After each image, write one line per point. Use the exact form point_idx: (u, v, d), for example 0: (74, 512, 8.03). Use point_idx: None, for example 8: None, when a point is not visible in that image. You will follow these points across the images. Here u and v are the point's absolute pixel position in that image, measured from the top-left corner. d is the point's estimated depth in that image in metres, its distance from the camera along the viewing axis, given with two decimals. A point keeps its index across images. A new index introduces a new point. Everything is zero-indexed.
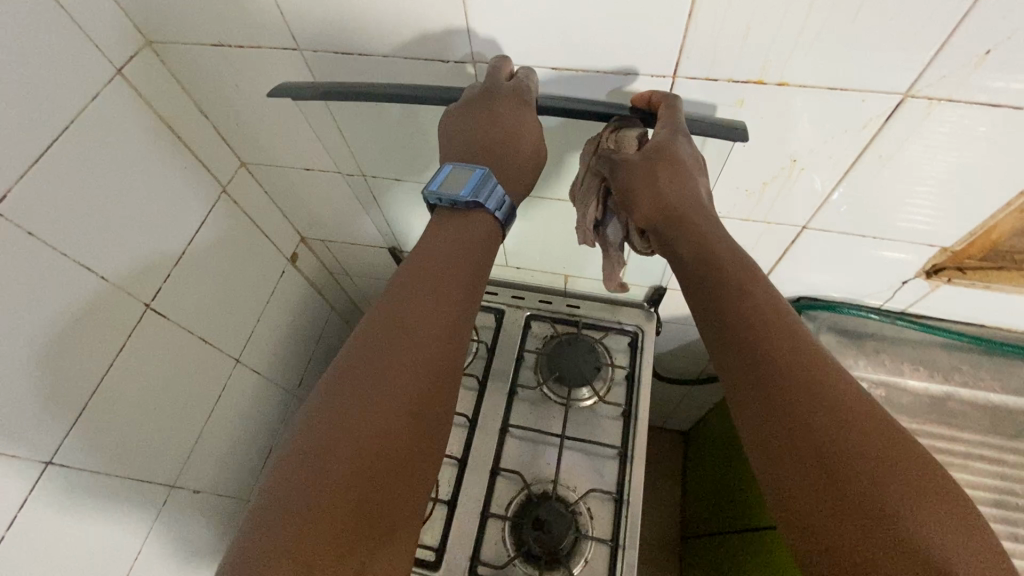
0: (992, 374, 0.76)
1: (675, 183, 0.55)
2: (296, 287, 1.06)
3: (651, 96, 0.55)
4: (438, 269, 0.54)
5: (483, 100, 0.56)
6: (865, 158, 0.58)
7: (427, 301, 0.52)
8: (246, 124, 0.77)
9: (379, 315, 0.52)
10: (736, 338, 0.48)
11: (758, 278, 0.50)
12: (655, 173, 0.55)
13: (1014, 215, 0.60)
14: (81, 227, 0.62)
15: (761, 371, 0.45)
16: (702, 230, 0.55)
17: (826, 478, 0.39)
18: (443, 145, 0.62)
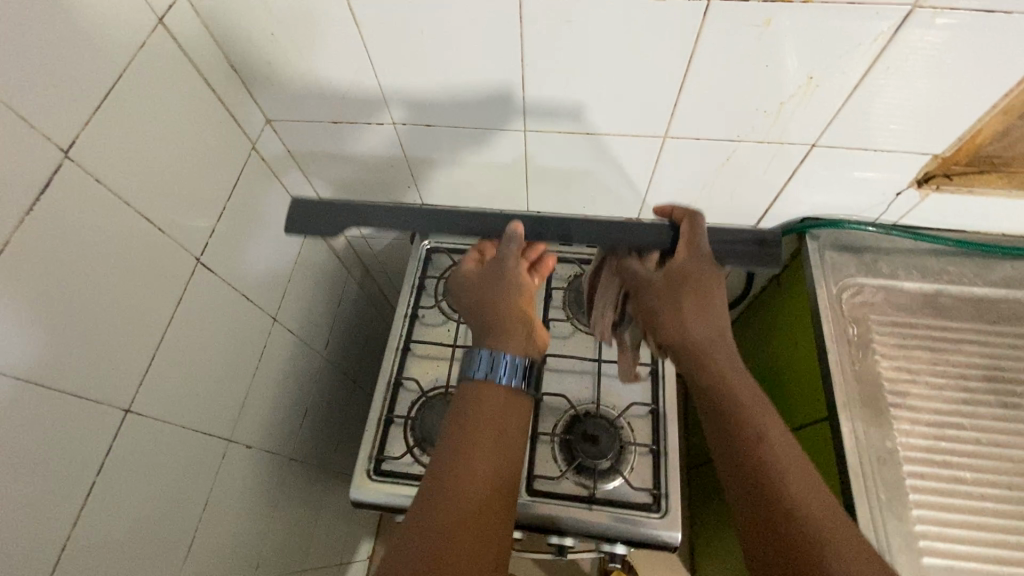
0: (973, 271, 0.86)
1: (694, 313, 0.74)
2: (317, 249, 1.07)
3: (673, 211, 0.84)
4: (484, 424, 0.63)
5: (492, 271, 0.82)
6: (873, 70, 0.65)
7: (482, 449, 0.61)
8: (279, 78, 0.79)
9: (438, 462, 0.60)
10: (724, 420, 0.65)
11: (770, 411, 0.64)
12: (680, 297, 0.75)
13: (997, 118, 0.69)
14: (140, 177, 0.63)
15: (734, 451, 0.62)
16: (716, 357, 0.70)
17: (776, 522, 0.56)
18: (459, 293, 0.83)
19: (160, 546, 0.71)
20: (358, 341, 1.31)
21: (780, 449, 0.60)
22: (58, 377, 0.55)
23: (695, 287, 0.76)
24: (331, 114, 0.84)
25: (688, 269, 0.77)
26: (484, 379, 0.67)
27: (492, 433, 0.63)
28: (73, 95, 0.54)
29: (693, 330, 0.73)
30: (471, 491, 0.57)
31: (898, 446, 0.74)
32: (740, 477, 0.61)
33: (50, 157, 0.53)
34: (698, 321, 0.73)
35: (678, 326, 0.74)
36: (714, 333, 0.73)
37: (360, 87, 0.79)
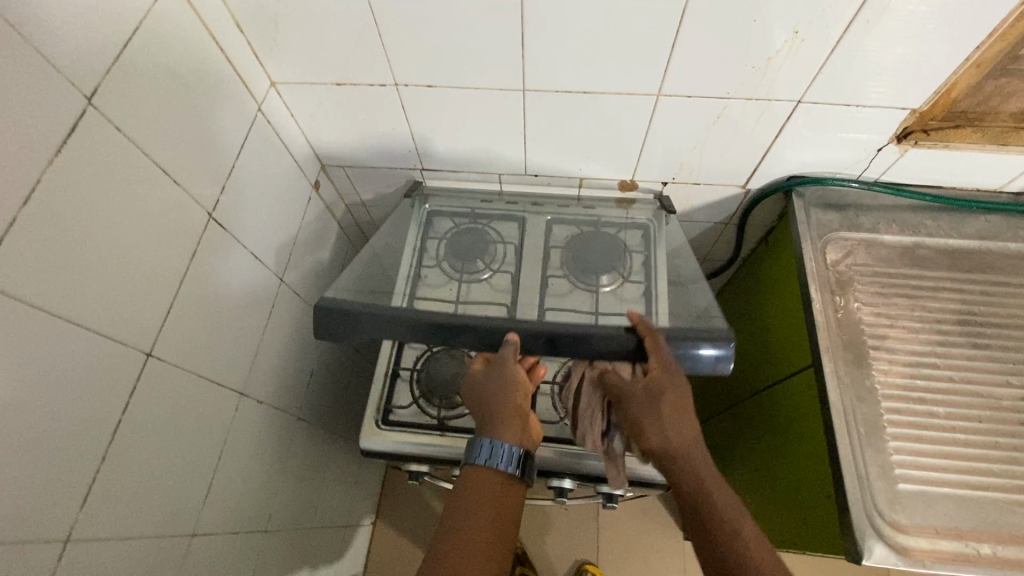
0: (948, 225, 0.92)
1: (674, 423, 0.70)
2: (320, 215, 1.10)
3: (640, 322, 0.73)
4: (491, 493, 0.71)
5: (498, 381, 0.76)
6: (856, 24, 0.68)
7: (487, 516, 0.68)
8: (284, 38, 0.81)
9: (449, 520, 0.68)
10: (707, 528, 0.67)
11: (727, 492, 0.69)
12: (659, 410, 0.70)
13: (970, 71, 0.74)
14: (156, 128, 0.66)
15: (721, 556, 0.66)
16: (698, 468, 0.70)
17: (721, 543, 0.66)
18: (471, 395, 0.79)
19: (181, 487, 0.75)
20: None
21: (748, 543, 0.66)
22: (88, 314, 0.58)
23: (674, 394, 0.70)
24: (335, 76, 0.87)
25: (675, 400, 0.70)
26: (487, 463, 0.72)
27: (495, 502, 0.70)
28: (94, 43, 0.57)
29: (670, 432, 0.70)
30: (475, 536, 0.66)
31: (876, 384, 0.79)
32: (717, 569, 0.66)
33: (74, 103, 0.55)
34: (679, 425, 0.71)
35: (660, 432, 0.70)
36: (692, 433, 0.72)
37: (365, 50, 0.81)
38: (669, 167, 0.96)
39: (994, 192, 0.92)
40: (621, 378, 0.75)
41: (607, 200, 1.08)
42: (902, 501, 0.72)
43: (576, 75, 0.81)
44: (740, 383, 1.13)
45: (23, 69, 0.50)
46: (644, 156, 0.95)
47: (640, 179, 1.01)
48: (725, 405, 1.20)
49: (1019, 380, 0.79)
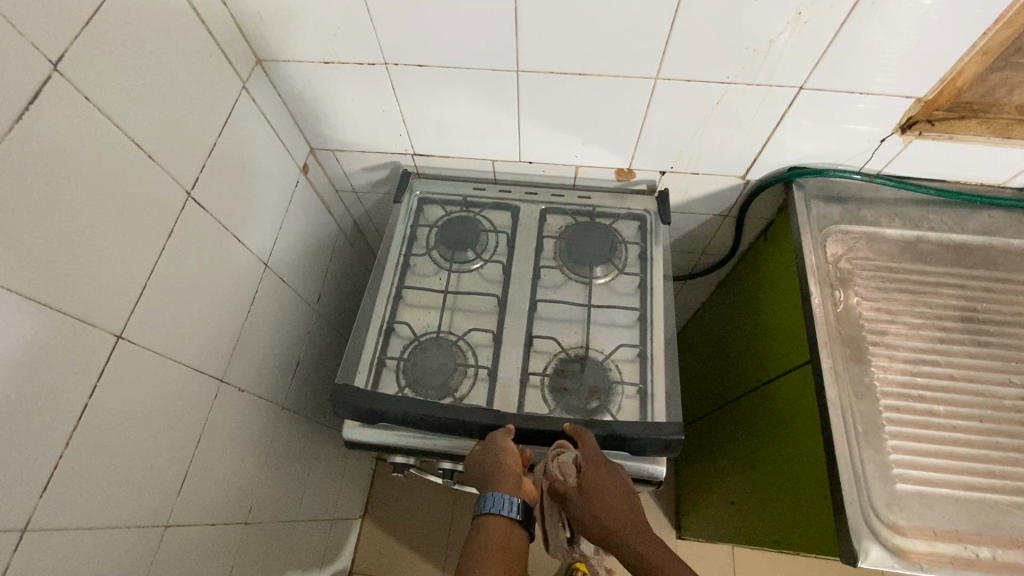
0: (952, 219, 0.89)
1: (609, 507, 0.69)
2: (308, 201, 1.07)
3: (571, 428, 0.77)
4: (502, 546, 0.67)
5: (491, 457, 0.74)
6: (862, 4, 0.66)
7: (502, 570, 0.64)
8: (270, 13, 0.78)
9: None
10: None
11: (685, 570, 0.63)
12: (592, 500, 0.69)
13: (976, 60, 0.72)
14: (130, 101, 0.63)
15: None
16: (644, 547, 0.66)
17: None
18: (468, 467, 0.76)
19: (153, 477, 0.72)
20: (348, 301, 1.31)
21: None
22: (51, 291, 0.55)
23: (600, 482, 0.71)
24: (323, 54, 0.84)
25: (601, 487, 0.70)
26: (497, 517, 0.69)
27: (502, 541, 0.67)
28: (60, 6, 0.54)
29: (600, 516, 0.69)
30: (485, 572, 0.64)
31: (875, 381, 0.77)
32: None
33: (38, 68, 0.52)
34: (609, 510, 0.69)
35: (591, 520, 0.69)
36: (632, 517, 0.69)
37: (353, 27, 0.78)
38: (666, 156, 0.94)
39: (998, 187, 0.90)
40: (560, 470, 0.73)
41: (603, 190, 1.05)
42: (901, 502, 0.70)
43: (572, 57, 0.78)
44: (736, 380, 1.11)
45: None
46: (641, 144, 0.92)
47: (637, 167, 0.98)
48: (720, 402, 1.18)
49: (1022, 379, 0.77)
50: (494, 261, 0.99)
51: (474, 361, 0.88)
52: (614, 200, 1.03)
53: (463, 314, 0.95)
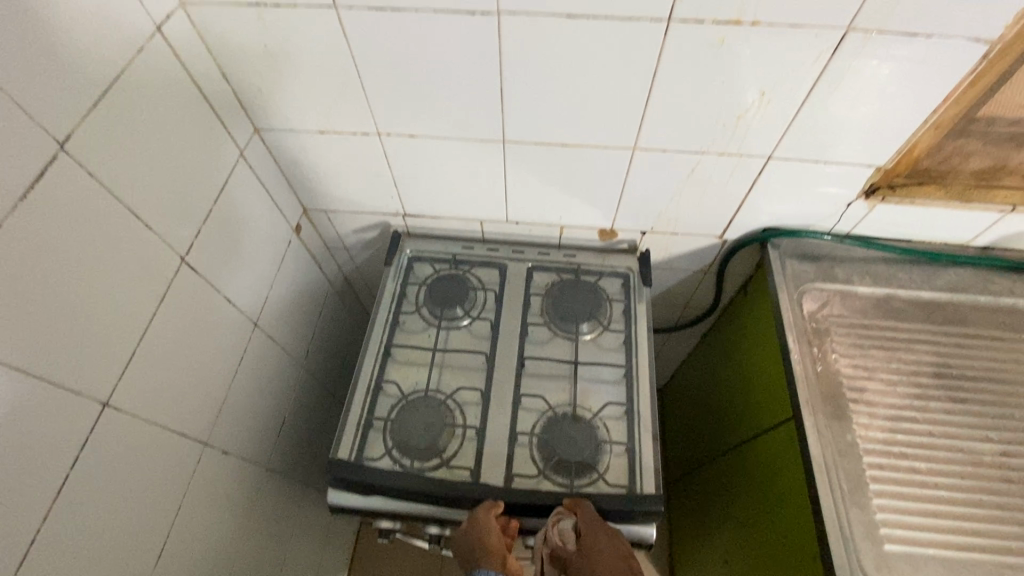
0: (919, 277, 0.93)
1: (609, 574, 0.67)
2: (299, 259, 1.09)
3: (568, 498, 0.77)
4: None
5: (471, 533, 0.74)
6: (818, 86, 0.71)
7: None
8: (269, 89, 0.82)
9: None
10: None
11: None
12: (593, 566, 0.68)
13: (929, 132, 0.78)
14: (131, 174, 0.66)
15: None
16: None
17: None
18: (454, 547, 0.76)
19: (131, 549, 0.70)
20: (336, 356, 1.31)
21: None
22: (41, 361, 0.56)
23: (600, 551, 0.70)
24: (318, 125, 0.88)
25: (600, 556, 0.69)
26: None
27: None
28: (70, 91, 0.57)
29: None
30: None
31: (857, 439, 0.78)
32: None
33: (45, 148, 0.55)
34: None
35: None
36: None
37: (347, 101, 0.83)
38: (646, 217, 0.98)
39: (961, 246, 0.95)
40: (560, 537, 0.73)
41: (587, 248, 1.08)
42: (889, 564, 0.69)
43: (555, 129, 0.83)
44: (722, 435, 1.11)
45: None
46: (622, 206, 0.97)
47: (620, 227, 1.02)
48: (708, 457, 1.18)
49: (997, 435, 0.79)
50: (481, 318, 1.01)
51: (462, 421, 0.88)
52: (598, 258, 1.07)
53: (450, 372, 0.95)
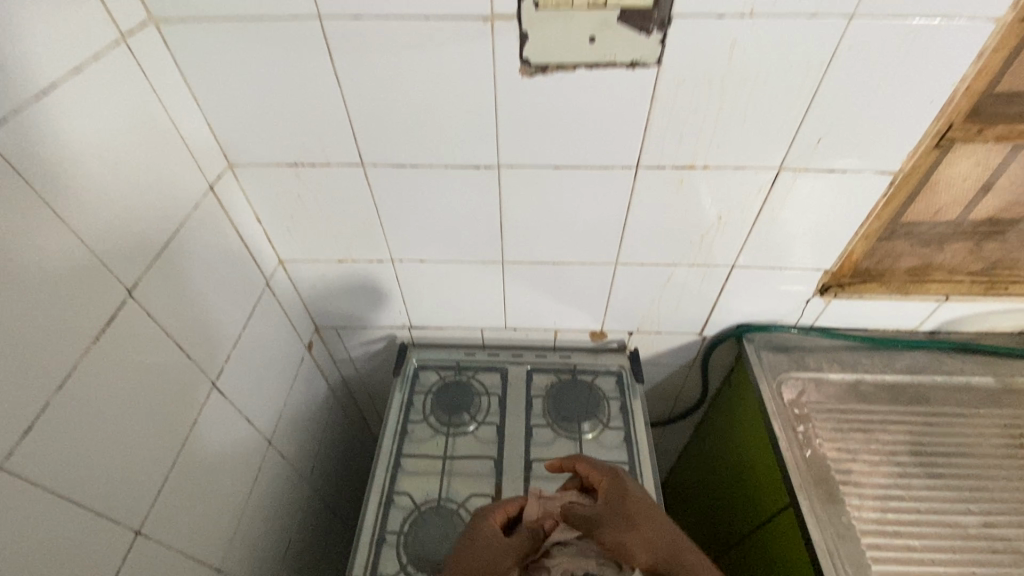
0: (881, 361, 1.04)
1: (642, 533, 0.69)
2: (310, 374, 1.15)
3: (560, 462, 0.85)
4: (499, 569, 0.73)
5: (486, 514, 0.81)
6: (763, 211, 0.86)
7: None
8: (295, 228, 0.94)
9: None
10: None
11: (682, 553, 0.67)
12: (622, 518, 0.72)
13: (861, 241, 0.91)
14: (179, 312, 0.74)
15: None
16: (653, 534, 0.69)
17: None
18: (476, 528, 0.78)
19: None
20: (339, 468, 1.32)
21: None
22: (91, 494, 0.59)
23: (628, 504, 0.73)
24: (337, 255, 0.99)
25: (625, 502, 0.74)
26: None
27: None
28: (140, 248, 0.67)
29: (641, 549, 0.68)
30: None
31: (853, 521, 0.83)
32: None
33: (116, 297, 0.63)
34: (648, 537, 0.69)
35: (634, 553, 0.68)
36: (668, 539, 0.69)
37: (365, 234, 0.94)
38: (633, 319, 1.09)
39: (911, 331, 1.07)
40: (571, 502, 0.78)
41: (581, 349, 1.17)
42: None
43: (548, 250, 0.95)
44: (727, 526, 1.13)
45: (83, 274, 0.59)
46: (611, 310, 1.07)
47: (610, 328, 1.12)
48: (716, 550, 1.19)
49: (978, 507, 0.85)
50: (487, 423, 1.06)
51: None
52: (591, 358, 1.15)
53: (461, 478, 0.98)
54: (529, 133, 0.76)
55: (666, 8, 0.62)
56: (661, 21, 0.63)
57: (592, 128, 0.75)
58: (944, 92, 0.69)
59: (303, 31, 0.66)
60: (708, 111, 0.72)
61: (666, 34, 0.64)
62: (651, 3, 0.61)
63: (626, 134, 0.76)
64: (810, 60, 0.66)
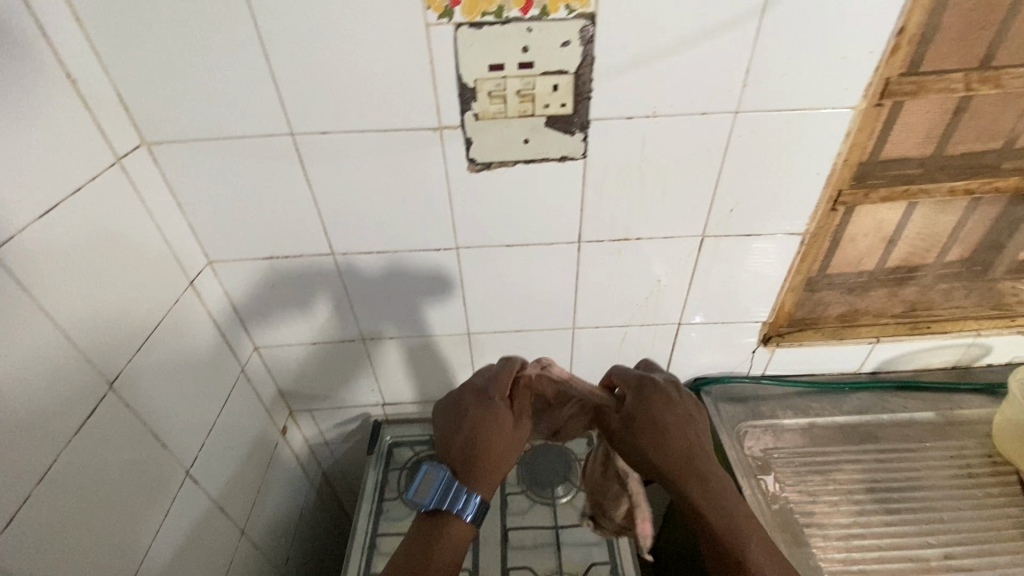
0: (831, 404, 1.10)
1: (658, 444, 0.76)
2: (285, 460, 1.15)
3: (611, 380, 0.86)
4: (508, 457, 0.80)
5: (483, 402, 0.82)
6: (697, 273, 0.96)
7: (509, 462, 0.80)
8: (270, 315, 0.99)
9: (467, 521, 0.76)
10: (700, 510, 0.72)
11: (701, 473, 0.73)
12: (646, 426, 0.77)
13: (789, 295, 1.01)
14: (157, 403, 0.77)
15: (718, 525, 0.70)
16: (683, 452, 0.75)
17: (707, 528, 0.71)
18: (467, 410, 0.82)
19: None
20: (315, 560, 1.28)
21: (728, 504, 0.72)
22: None
23: (649, 413, 0.78)
24: (311, 338, 1.04)
25: (651, 416, 0.77)
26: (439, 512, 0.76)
27: (451, 546, 0.74)
28: (123, 344, 0.72)
29: (658, 458, 0.75)
30: (445, 555, 0.73)
31: (820, 563, 0.85)
32: (717, 525, 0.70)
33: (98, 393, 0.67)
34: (660, 449, 0.75)
35: (648, 463, 0.76)
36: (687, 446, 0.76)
37: (337, 315, 1.01)
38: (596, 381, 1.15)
39: (854, 373, 1.15)
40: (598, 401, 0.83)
41: None
42: None
43: (509, 320, 1.03)
44: None
45: (68, 373, 0.63)
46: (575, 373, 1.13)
47: None
48: None
49: (936, 538, 0.89)
50: None
51: None
52: None
53: None
54: (481, 218, 0.86)
55: (585, 115, 0.74)
56: (582, 124, 0.75)
57: (536, 211, 0.86)
58: (825, 167, 0.82)
59: (278, 146, 0.76)
60: (633, 191, 0.83)
61: (588, 133, 0.76)
62: (572, 111, 0.74)
63: (565, 214, 0.86)
64: (710, 147, 0.78)
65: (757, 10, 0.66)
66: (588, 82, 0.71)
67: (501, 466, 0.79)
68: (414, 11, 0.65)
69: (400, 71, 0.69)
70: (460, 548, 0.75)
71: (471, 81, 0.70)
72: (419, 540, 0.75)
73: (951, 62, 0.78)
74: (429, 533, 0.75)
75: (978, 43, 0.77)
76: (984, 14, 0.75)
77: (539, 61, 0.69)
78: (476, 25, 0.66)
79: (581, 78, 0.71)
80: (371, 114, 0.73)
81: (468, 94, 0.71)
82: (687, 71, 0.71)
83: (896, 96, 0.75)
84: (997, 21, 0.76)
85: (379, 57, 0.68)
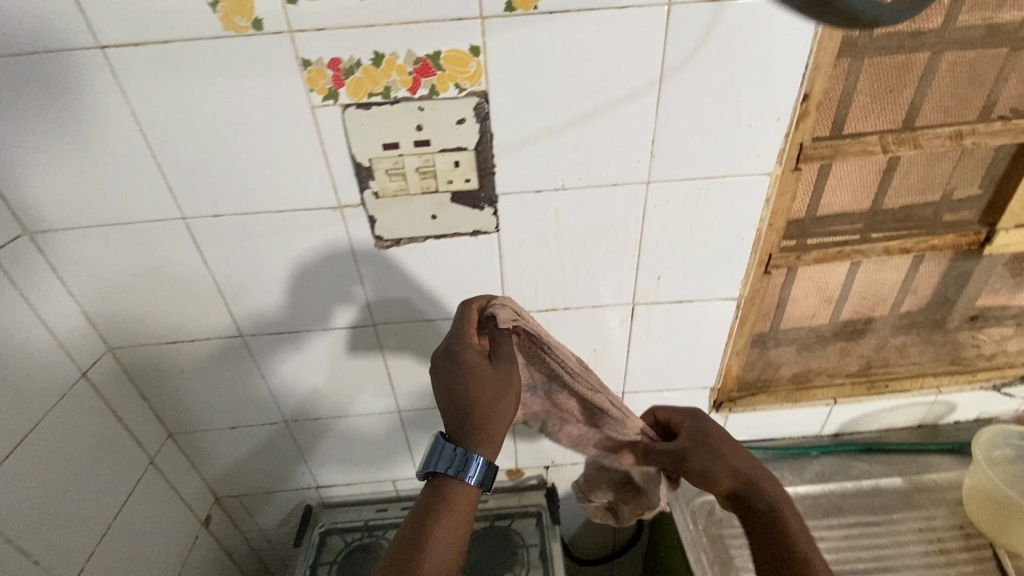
0: (792, 472, 1.03)
1: (736, 456, 0.72)
2: (207, 554, 1.06)
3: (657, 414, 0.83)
4: (488, 405, 0.67)
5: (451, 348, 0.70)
6: (633, 341, 0.90)
7: (499, 419, 0.68)
8: (182, 399, 0.93)
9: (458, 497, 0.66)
10: (778, 541, 0.65)
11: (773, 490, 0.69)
12: (714, 448, 0.73)
13: (735, 358, 0.95)
14: (26, 516, 0.70)
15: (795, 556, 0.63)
16: (769, 477, 0.70)
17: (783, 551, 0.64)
18: (440, 362, 0.70)
19: None
20: None
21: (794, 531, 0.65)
22: None
23: (719, 436, 0.74)
24: (230, 422, 0.97)
25: (700, 425, 0.76)
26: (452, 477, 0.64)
27: (458, 520, 0.65)
28: None
29: (733, 467, 0.71)
30: (444, 545, 0.63)
31: None
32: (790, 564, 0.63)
33: None
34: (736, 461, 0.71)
35: (724, 473, 0.71)
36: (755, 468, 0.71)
37: (253, 396, 0.94)
38: (543, 453, 1.08)
39: (816, 436, 1.09)
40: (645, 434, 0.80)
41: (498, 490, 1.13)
42: None
43: None
44: None
45: None
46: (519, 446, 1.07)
47: (523, 464, 1.10)
48: None
49: None
50: None
51: None
52: (511, 499, 1.11)
53: None
54: (396, 293, 0.82)
55: (491, 189, 0.72)
56: (490, 199, 0.72)
57: (453, 284, 0.81)
58: (749, 233, 0.78)
59: (170, 230, 0.72)
60: (553, 262, 0.80)
61: (497, 208, 0.73)
62: (477, 186, 0.71)
63: (485, 287, 0.82)
64: (625, 218, 0.75)
65: (655, 83, 0.64)
66: (489, 158, 0.69)
67: (494, 413, 0.67)
68: (298, 94, 0.62)
69: (291, 152, 0.67)
70: (465, 517, 0.65)
71: (365, 160, 0.67)
72: (420, 519, 0.64)
73: (866, 125, 0.77)
74: (429, 507, 0.65)
75: (891, 105, 0.76)
76: (893, 77, 0.74)
77: (435, 139, 0.67)
78: (363, 106, 0.63)
79: (481, 154, 0.68)
80: (265, 196, 0.70)
81: (364, 173, 0.68)
82: (592, 143, 0.69)
83: (812, 161, 0.73)
84: (907, 84, 0.75)
85: (267, 140, 0.66)
